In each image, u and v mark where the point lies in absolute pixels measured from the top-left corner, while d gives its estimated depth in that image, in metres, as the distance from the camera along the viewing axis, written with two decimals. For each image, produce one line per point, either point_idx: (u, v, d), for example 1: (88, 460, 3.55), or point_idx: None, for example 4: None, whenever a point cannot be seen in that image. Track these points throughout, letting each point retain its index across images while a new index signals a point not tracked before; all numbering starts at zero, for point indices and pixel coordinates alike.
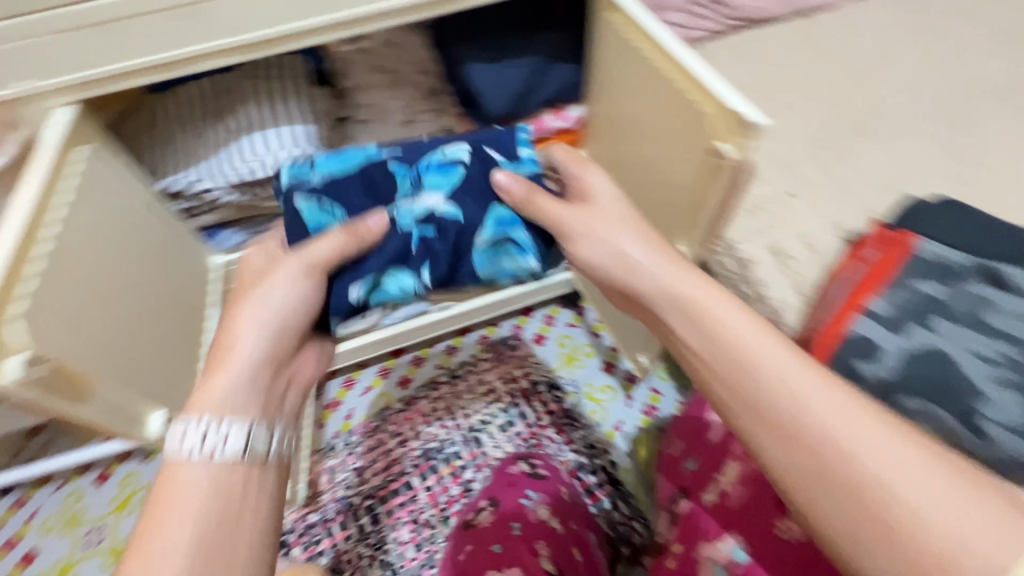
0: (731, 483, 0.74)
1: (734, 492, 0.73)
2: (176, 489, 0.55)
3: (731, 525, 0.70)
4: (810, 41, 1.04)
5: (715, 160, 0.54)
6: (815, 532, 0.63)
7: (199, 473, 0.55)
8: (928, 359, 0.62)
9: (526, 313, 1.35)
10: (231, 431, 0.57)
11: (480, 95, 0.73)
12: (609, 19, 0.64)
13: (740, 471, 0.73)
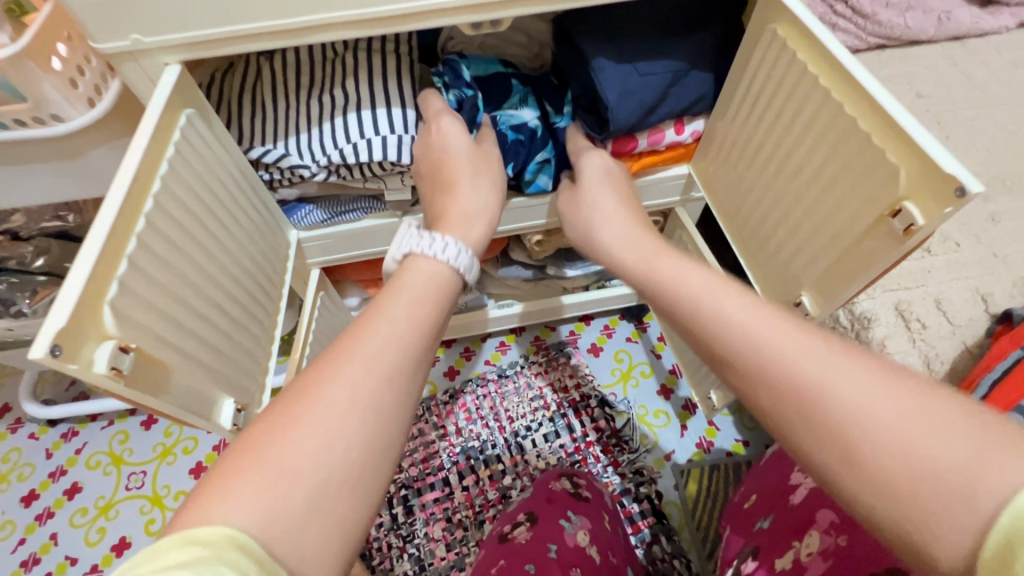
0: (809, 553, 0.65)
1: (813, 563, 0.64)
2: (409, 280, 0.49)
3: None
4: (962, 72, 0.92)
5: (899, 227, 0.47)
6: None
7: (432, 274, 0.50)
8: None
9: (585, 321, 1.29)
10: (467, 256, 0.53)
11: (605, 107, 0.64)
12: (778, 33, 0.56)
13: (823, 542, 0.64)
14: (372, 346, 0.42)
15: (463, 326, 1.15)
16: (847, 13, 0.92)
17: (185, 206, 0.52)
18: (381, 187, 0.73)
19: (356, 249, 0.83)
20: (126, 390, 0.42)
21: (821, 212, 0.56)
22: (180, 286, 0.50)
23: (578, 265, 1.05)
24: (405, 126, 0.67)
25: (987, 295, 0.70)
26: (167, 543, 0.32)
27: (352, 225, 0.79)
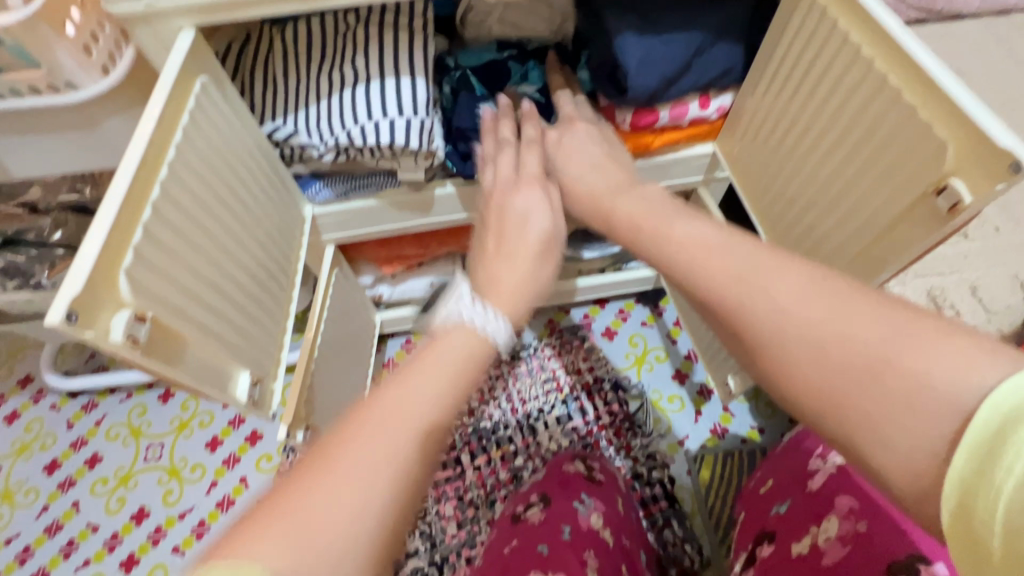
0: (827, 539, 0.63)
1: (831, 549, 0.62)
2: (448, 354, 0.45)
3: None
4: (1006, 49, 0.87)
5: (943, 206, 0.44)
6: None
7: (471, 346, 0.46)
8: None
9: (599, 304, 1.27)
10: (501, 327, 0.47)
11: (625, 75, 0.61)
12: (818, 0, 0.53)
13: (842, 528, 0.63)
14: (402, 393, 0.41)
15: None
16: None
17: (200, 176, 0.51)
18: (395, 165, 0.72)
19: (370, 227, 0.82)
20: (142, 360, 0.42)
21: (855, 192, 0.54)
22: (195, 255, 0.50)
23: (595, 246, 1.03)
24: (417, 104, 0.65)
25: None
26: None
27: (367, 202, 0.78)
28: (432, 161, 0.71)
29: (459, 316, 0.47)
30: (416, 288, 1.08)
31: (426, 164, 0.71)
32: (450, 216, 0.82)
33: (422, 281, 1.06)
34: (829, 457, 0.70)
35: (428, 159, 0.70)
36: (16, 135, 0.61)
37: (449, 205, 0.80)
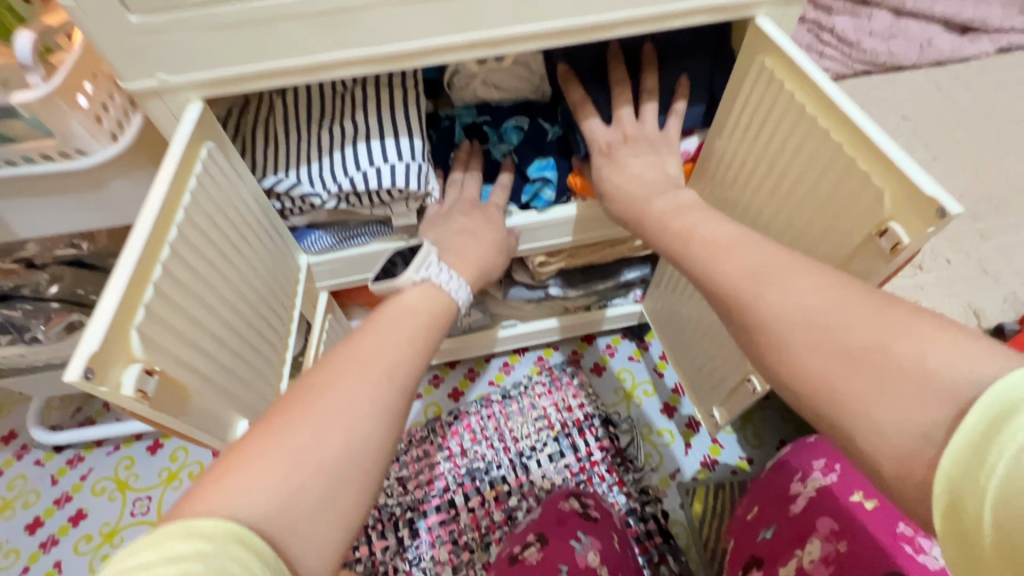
0: (812, 560, 0.67)
1: (817, 571, 0.65)
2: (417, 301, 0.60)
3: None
4: (946, 96, 0.96)
5: (885, 246, 0.49)
6: None
7: (431, 298, 0.61)
8: None
9: (587, 340, 1.31)
10: (461, 288, 0.64)
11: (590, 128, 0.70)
12: (766, 63, 0.59)
13: (825, 549, 0.67)
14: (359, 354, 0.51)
15: (468, 346, 1.20)
16: (833, 41, 0.97)
17: (204, 235, 0.54)
18: (388, 213, 0.76)
19: (363, 274, 0.85)
20: (149, 412, 0.44)
21: (809, 234, 0.59)
22: (199, 311, 0.52)
23: (580, 286, 1.07)
24: (410, 156, 0.69)
25: (978, 310, 0.73)
26: (171, 532, 0.35)
27: (359, 251, 0.81)
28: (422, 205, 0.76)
29: (426, 273, 0.63)
30: None
31: (417, 208, 0.75)
32: None
33: None
34: (807, 481, 0.74)
35: (420, 204, 0.75)
36: (24, 198, 0.64)
37: None
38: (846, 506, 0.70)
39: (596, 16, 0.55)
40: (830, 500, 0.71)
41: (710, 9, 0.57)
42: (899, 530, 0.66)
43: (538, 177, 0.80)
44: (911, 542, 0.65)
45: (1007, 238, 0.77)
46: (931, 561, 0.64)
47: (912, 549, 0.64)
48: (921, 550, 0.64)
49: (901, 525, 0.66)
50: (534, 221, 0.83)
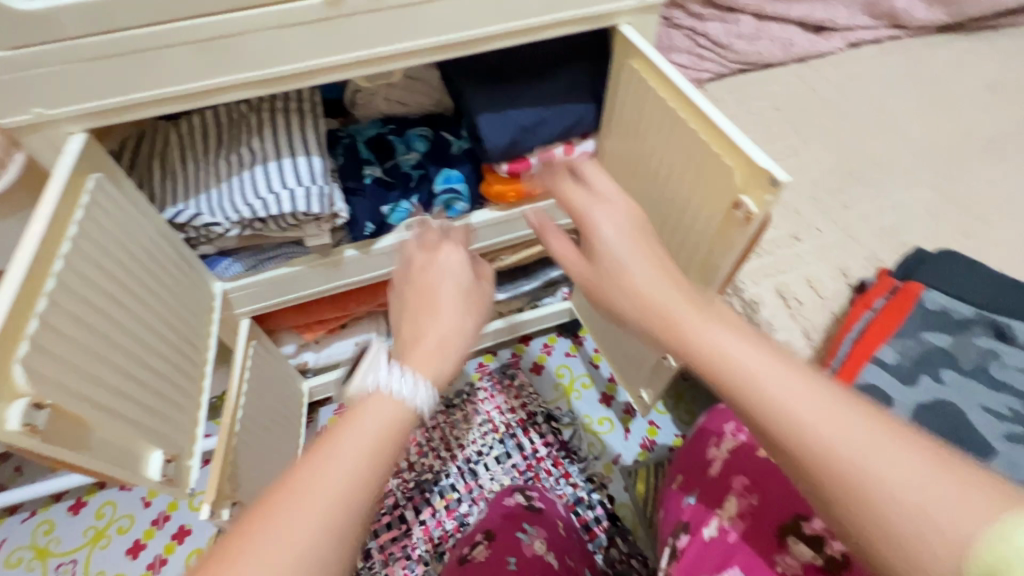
0: (729, 518, 0.71)
1: (733, 526, 0.70)
2: (361, 423, 0.43)
3: (731, 561, 0.67)
4: (810, 88, 1.08)
5: (741, 217, 0.55)
6: (813, 567, 0.64)
7: (385, 417, 0.44)
8: (934, 412, 0.60)
9: (524, 342, 1.35)
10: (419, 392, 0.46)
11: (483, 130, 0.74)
12: (633, 66, 0.66)
13: (739, 504, 0.72)
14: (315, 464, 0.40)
15: None
16: (709, 45, 1.08)
17: (99, 265, 0.54)
18: (301, 234, 0.77)
19: (282, 295, 0.85)
20: (43, 446, 0.44)
21: (682, 221, 0.66)
22: (98, 341, 0.52)
23: (507, 289, 1.12)
24: (313, 177, 0.71)
25: (848, 271, 0.81)
26: None
27: (275, 272, 0.81)
28: (335, 224, 0.77)
29: (375, 379, 0.46)
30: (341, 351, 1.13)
31: (330, 228, 0.77)
32: (359, 275, 0.87)
33: (346, 342, 1.12)
34: (721, 445, 0.79)
35: (331, 223, 0.76)
36: None
37: (359, 266, 0.86)
38: (753, 461, 0.75)
39: (471, 31, 0.60)
40: (741, 459, 0.76)
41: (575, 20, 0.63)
42: None
43: (448, 187, 0.83)
44: None
45: (867, 207, 0.88)
46: None
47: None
48: None
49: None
50: (449, 227, 0.87)
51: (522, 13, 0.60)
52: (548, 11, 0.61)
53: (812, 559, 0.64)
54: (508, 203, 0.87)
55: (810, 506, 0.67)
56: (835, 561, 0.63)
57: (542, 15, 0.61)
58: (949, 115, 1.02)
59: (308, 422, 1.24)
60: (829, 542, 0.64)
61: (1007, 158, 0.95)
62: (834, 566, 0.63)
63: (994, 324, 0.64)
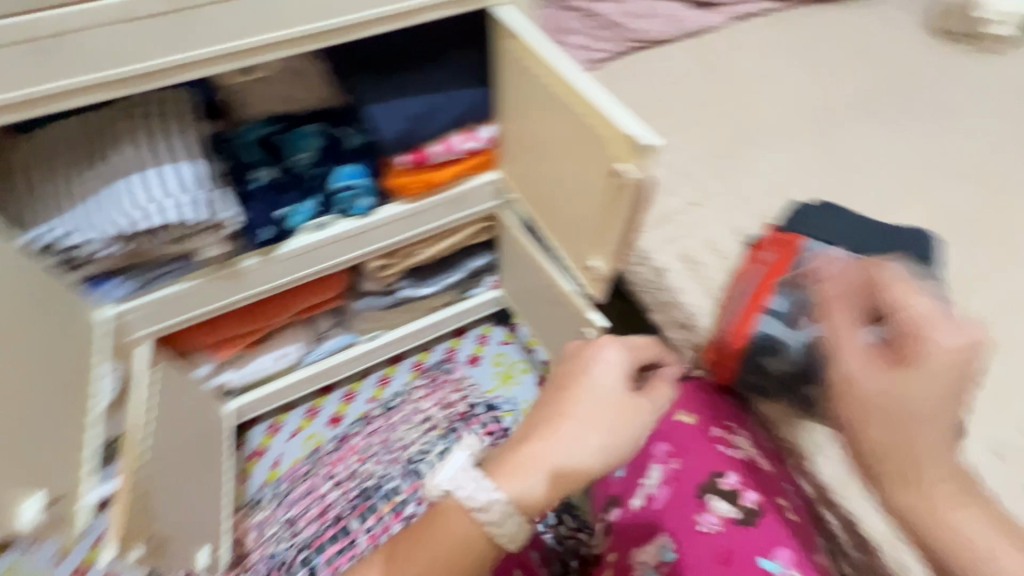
0: (654, 485, 0.72)
1: (659, 493, 0.71)
2: (439, 531, 0.53)
3: (660, 527, 0.68)
4: (701, 59, 1.12)
5: (617, 183, 0.57)
6: (732, 521, 0.66)
7: (454, 533, 0.53)
8: (818, 350, 0.66)
9: (459, 335, 1.35)
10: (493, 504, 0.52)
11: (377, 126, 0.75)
12: (511, 46, 0.67)
13: (662, 471, 0.72)
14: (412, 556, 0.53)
15: (336, 368, 1.17)
16: (603, 25, 1.10)
17: None
18: (193, 245, 0.73)
19: (182, 315, 0.80)
20: None
21: (571, 199, 0.69)
22: None
23: (430, 281, 1.11)
24: (196, 184, 0.68)
25: (741, 229, 0.86)
26: None
27: (169, 289, 0.76)
28: (229, 232, 0.74)
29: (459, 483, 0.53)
30: (263, 367, 1.09)
31: (224, 236, 0.74)
32: (265, 284, 0.83)
33: (266, 357, 1.08)
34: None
35: (223, 231, 0.73)
36: None
37: (264, 274, 0.81)
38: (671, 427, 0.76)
39: (332, 20, 0.61)
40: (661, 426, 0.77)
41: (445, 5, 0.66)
42: (713, 433, 0.72)
43: (349, 184, 0.81)
44: (724, 440, 0.71)
45: (757, 168, 0.93)
46: (742, 453, 0.70)
47: (727, 447, 0.71)
48: (733, 445, 0.71)
49: (715, 428, 0.73)
50: (356, 225, 0.84)
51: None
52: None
53: (731, 513, 0.66)
54: (415, 195, 0.86)
55: (724, 463, 0.69)
56: (751, 512, 0.66)
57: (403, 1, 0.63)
58: (827, 73, 1.07)
59: (240, 445, 1.19)
60: (743, 494, 0.67)
61: (882, 108, 1.02)
62: (750, 517, 0.65)
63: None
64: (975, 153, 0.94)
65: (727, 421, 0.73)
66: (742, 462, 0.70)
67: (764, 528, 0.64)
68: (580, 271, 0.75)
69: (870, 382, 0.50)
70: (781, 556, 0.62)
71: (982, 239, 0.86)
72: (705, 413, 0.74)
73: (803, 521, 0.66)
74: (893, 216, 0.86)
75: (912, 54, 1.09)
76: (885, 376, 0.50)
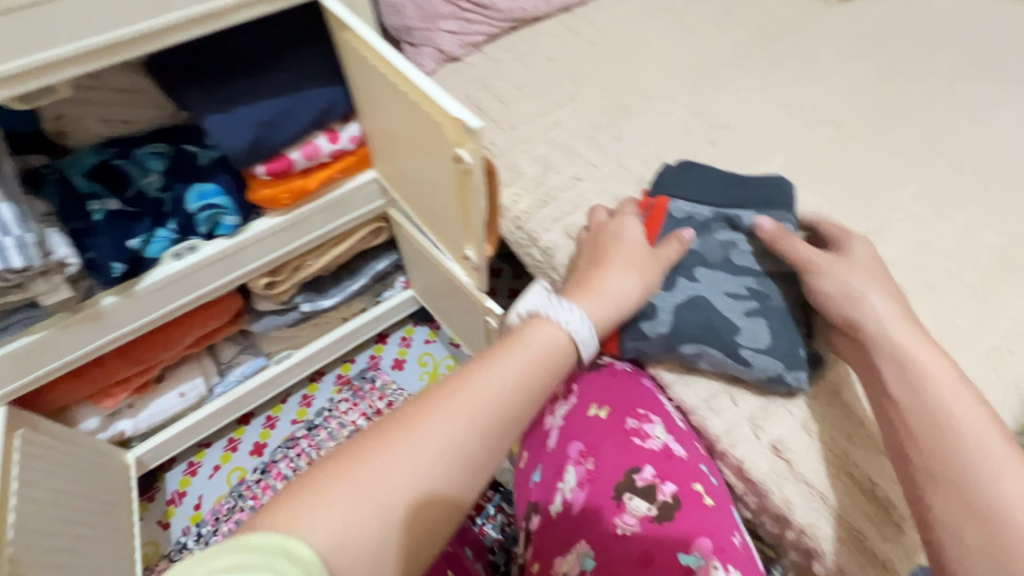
0: (571, 488, 0.68)
1: (576, 497, 0.67)
2: (528, 342, 0.59)
3: (579, 533, 0.65)
4: (578, 34, 1.11)
5: (459, 168, 0.56)
6: (649, 519, 0.63)
7: (549, 343, 0.60)
8: (693, 308, 0.67)
9: (382, 340, 1.31)
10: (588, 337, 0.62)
11: (219, 136, 0.70)
12: (347, 39, 0.64)
13: (577, 473, 0.69)
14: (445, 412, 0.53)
15: (248, 397, 1.10)
16: (472, 8, 1.07)
17: None
18: (28, 294, 0.66)
19: (36, 371, 0.73)
20: None
21: (433, 190, 0.67)
22: None
23: (332, 291, 1.07)
24: (18, 224, 0.61)
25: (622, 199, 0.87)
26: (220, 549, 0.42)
27: (14, 345, 0.69)
28: (70, 273, 0.67)
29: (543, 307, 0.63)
30: (166, 407, 1.02)
31: (65, 278, 0.67)
32: (130, 324, 0.77)
33: (168, 396, 1.02)
34: (556, 412, 0.76)
35: (63, 273, 0.66)
36: None
37: (126, 313, 0.75)
38: (586, 425, 0.72)
39: (135, 27, 0.58)
40: (574, 423, 0.73)
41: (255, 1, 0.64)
42: (627, 425, 0.69)
43: (207, 203, 0.76)
44: (638, 432, 0.68)
45: (635, 136, 0.94)
46: (656, 442, 0.67)
47: (640, 439, 0.68)
48: (647, 436, 0.68)
49: (628, 419, 0.69)
50: (224, 249, 0.78)
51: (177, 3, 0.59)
52: None
53: (646, 510, 0.63)
54: (287, 205, 0.81)
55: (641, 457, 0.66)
56: (666, 506, 0.63)
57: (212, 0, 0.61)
58: (699, 36, 1.09)
59: (155, 493, 1.12)
60: (659, 488, 0.64)
61: (752, 64, 1.05)
62: (666, 511, 0.63)
63: (727, 219, 0.71)
64: (840, 98, 0.97)
65: (641, 409, 0.70)
66: (656, 453, 0.67)
67: (679, 522, 0.62)
68: (462, 262, 0.73)
69: (825, 275, 0.63)
70: (699, 548, 0.60)
71: (852, 172, 0.87)
72: (618, 404, 0.71)
73: (721, 506, 0.64)
74: (764, 166, 0.89)
75: (775, 10, 1.12)
76: (835, 269, 0.63)
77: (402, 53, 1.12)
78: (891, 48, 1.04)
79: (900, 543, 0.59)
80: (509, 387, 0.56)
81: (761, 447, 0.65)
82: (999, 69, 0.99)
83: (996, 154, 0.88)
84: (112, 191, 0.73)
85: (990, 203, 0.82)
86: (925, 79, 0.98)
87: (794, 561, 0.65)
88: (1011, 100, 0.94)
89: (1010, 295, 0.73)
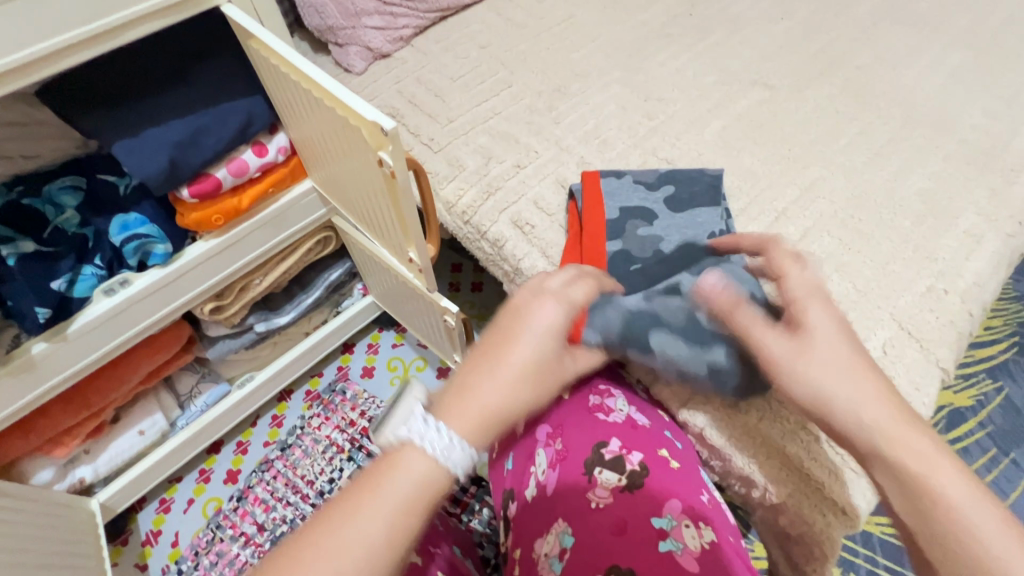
0: (543, 471, 0.67)
1: (549, 478, 0.65)
2: (394, 476, 0.45)
3: (556, 513, 0.63)
4: (507, 18, 1.09)
5: (384, 171, 0.55)
6: (620, 489, 0.62)
7: (421, 474, 0.45)
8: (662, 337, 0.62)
9: (348, 350, 1.29)
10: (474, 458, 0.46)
11: (130, 160, 0.66)
12: (255, 47, 0.61)
13: (548, 454, 0.67)
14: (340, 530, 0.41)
15: (214, 424, 1.06)
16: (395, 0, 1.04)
17: None
18: None
19: None
20: None
21: (364, 196, 0.65)
22: None
23: (286, 307, 1.04)
24: None
25: (565, 181, 0.87)
26: None
27: None
28: None
29: (410, 431, 0.46)
30: (126, 447, 0.98)
31: None
32: (70, 367, 0.73)
33: (126, 436, 0.98)
34: None
35: None
36: None
37: (61, 359, 0.71)
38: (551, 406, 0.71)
39: (21, 52, 0.54)
40: None
41: (153, 12, 0.60)
42: (591, 402, 0.69)
43: (133, 234, 0.72)
44: (601, 407, 0.68)
45: (572, 117, 0.94)
46: (620, 415, 0.68)
47: (604, 414, 0.68)
48: (610, 410, 0.68)
49: (591, 396, 0.70)
50: (158, 277, 0.74)
51: (66, 30, 0.55)
52: (111, 10, 0.57)
53: (616, 481, 0.63)
54: (220, 227, 0.78)
55: (606, 431, 0.66)
56: (636, 473, 0.63)
57: (105, 16, 0.57)
58: (626, 10, 1.08)
59: (127, 537, 1.09)
60: (627, 458, 0.64)
61: (681, 33, 1.05)
62: (636, 479, 0.62)
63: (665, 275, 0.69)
64: (767, 59, 0.98)
65: (602, 385, 0.71)
66: (621, 425, 0.67)
67: (648, 488, 0.62)
68: (408, 266, 0.72)
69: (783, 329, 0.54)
70: (670, 510, 0.61)
71: (787, 131, 0.88)
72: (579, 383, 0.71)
73: (686, 467, 0.66)
74: (701, 133, 0.89)
75: None
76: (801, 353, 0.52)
77: (329, 55, 1.08)
78: (814, 5, 1.05)
79: (857, 486, 0.61)
80: (380, 545, 0.41)
81: (716, 411, 0.67)
82: (915, 16, 1.02)
83: (918, 100, 0.90)
84: (30, 234, 0.70)
85: (917, 149, 0.84)
86: (848, 32, 1.00)
87: (763, 516, 0.71)
88: (930, 46, 0.97)
89: (940, 237, 0.76)
